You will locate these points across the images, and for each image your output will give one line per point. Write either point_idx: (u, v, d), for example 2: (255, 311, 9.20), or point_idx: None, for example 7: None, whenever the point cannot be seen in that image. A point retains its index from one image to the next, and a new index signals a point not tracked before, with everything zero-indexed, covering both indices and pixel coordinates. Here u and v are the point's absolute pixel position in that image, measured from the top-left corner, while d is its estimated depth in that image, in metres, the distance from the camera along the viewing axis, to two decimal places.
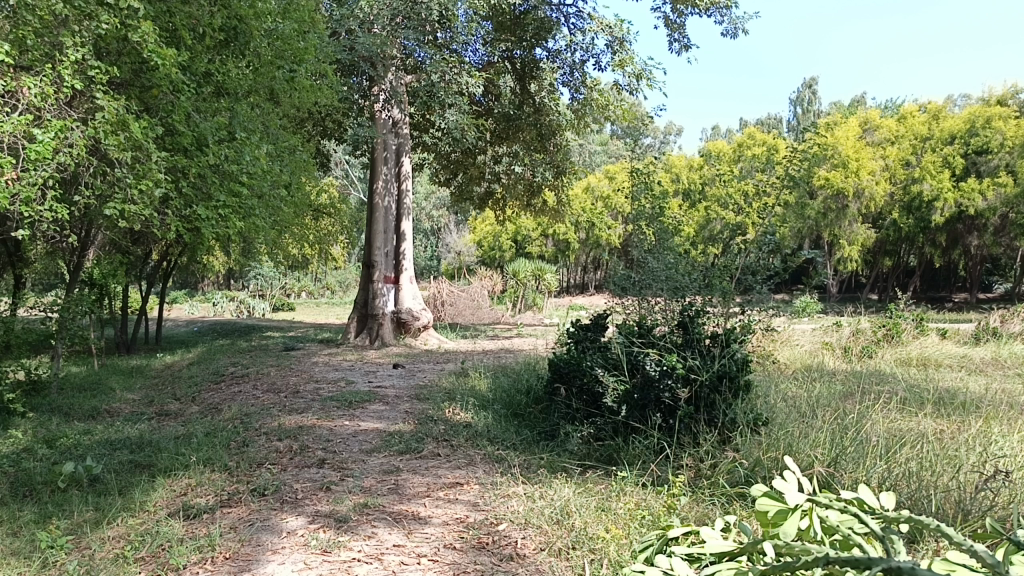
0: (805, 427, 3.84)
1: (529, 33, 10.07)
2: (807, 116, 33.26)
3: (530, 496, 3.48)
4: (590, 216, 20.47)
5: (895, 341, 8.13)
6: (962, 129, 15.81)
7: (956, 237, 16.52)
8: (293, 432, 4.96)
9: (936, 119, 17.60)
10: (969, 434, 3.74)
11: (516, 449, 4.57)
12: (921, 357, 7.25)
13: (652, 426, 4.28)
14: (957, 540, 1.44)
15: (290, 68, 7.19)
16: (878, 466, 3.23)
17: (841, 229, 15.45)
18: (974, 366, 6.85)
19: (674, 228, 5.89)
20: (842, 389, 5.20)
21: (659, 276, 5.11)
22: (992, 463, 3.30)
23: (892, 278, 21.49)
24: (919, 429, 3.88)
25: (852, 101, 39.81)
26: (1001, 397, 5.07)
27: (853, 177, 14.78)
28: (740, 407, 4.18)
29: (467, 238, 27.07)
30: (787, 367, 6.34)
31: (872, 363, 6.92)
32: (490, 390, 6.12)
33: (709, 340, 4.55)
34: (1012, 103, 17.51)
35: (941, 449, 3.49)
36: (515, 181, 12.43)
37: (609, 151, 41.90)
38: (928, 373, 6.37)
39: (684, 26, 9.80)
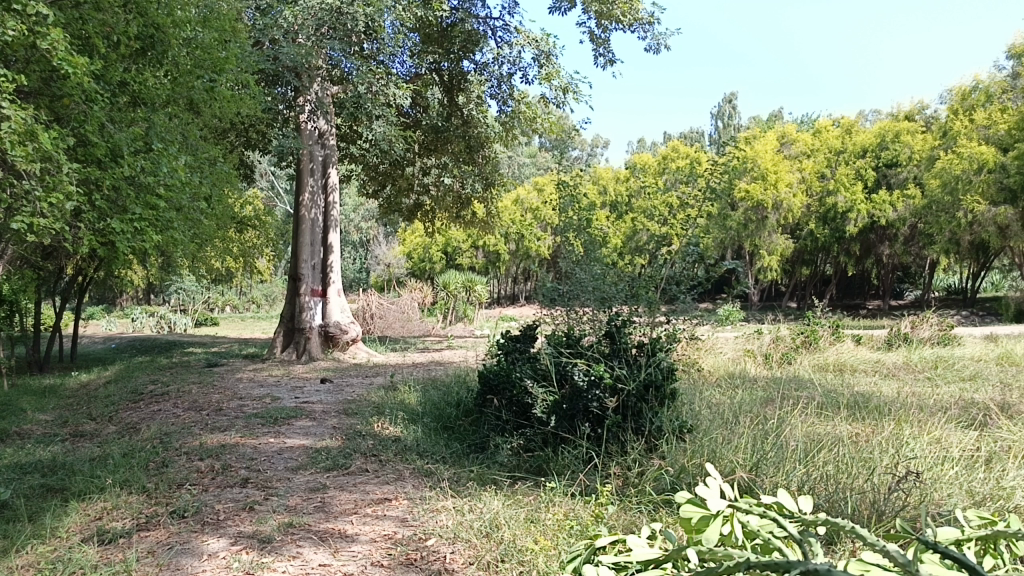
0: (727, 433, 3.94)
1: (456, 46, 10.12)
2: (727, 131, 34.50)
3: (459, 510, 3.46)
4: (519, 227, 20.55)
5: (812, 348, 8.41)
6: (873, 143, 16.49)
7: (869, 246, 17.17)
8: (215, 451, 4.82)
9: (849, 133, 18.25)
10: (883, 437, 3.86)
11: (445, 463, 4.54)
12: (837, 363, 7.50)
13: (580, 436, 4.33)
14: (870, 542, 1.49)
15: (210, 78, 6.98)
16: (796, 470, 3.35)
17: (762, 241, 15.83)
18: (886, 371, 7.12)
19: (600, 240, 5.99)
20: (763, 395, 5.34)
21: (586, 287, 5.17)
22: (904, 465, 3.40)
23: (811, 286, 22.19)
24: (835, 433, 4.00)
25: (772, 117, 41.31)
26: (911, 400, 5.28)
27: (772, 189, 15.23)
28: (666, 414, 4.27)
29: (396, 251, 26.88)
30: (712, 375, 6.49)
31: (792, 370, 7.11)
32: (419, 403, 6.07)
33: (635, 349, 4.64)
34: (919, 118, 18.37)
35: (856, 452, 3.60)
36: (443, 193, 12.40)
37: (536, 164, 42.33)
38: (844, 378, 6.58)
39: (608, 41, 9.96)
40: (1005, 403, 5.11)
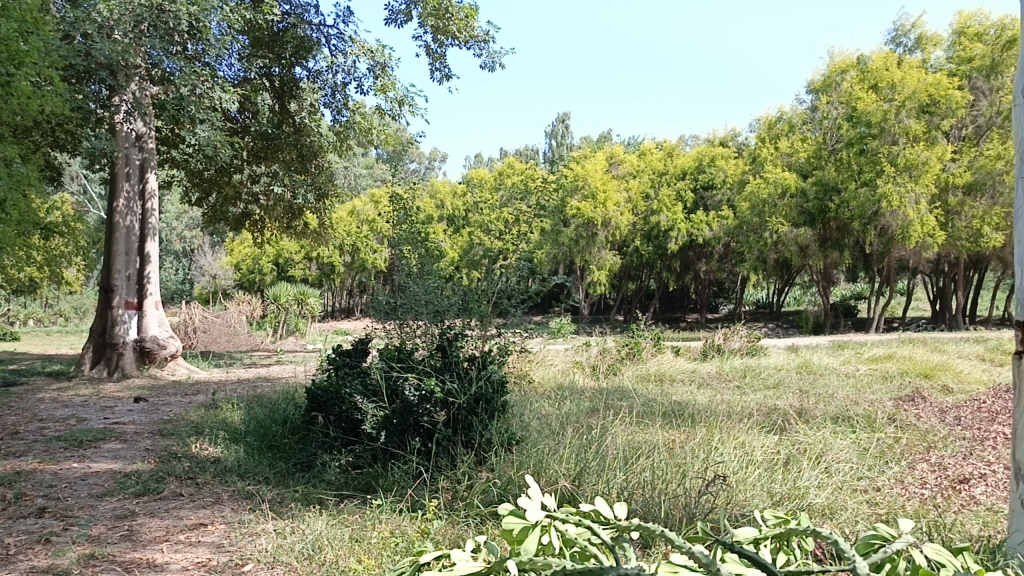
0: (553, 444, 4.04)
1: (288, 52, 9.86)
2: (559, 150, 35.65)
3: (280, 532, 3.33)
4: (354, 239, 20.19)
5: (636, 359, 8.81)
6: (692, 166, 17.56)
7: (688, 263, 18.25)
8: (6, 479, 4.38)
9: (671, 156, 19.35)
10: (696, 443, 4.09)
11: (268, 483, 4.37)
12: (657, 373, 7.90)
13: (410, 451, 4.30)
14: (678, 544, 1.57)
15: (8, 72, 6.38)
16: (617, 477, 3.48)
17: (592, 256, 16.23)
18: (701, 380, 7.57)
19: (434, 253, 6.00)
20: (588, 406, 5.52)
21: (419, 300, 5.13)
22: (713, 469, 3.62)
23: (636, 300, 23.28)
24: (653, 441, 4.20)
25: (601, 138, 43.10)
26: (722, 407, 5.64)
27: (601, 207, 15.85)
28: (495, 426, 4.33)
29: (223, 262, 25.63)
30: (542, 387, 6.64)
31: (616, 380, 7.42)
32: (242, 422, 5.80)
33: (466, 363, 4.68)
34: (732, 145, 19.79)
35: (672, 458, 3.80)
36: (273, 202, 11.99)
37: (373, 176, 41.89)
38: (664, 388, 6.94)
39: (444, 56, 10.02)
40: (803, 409, 5.56)
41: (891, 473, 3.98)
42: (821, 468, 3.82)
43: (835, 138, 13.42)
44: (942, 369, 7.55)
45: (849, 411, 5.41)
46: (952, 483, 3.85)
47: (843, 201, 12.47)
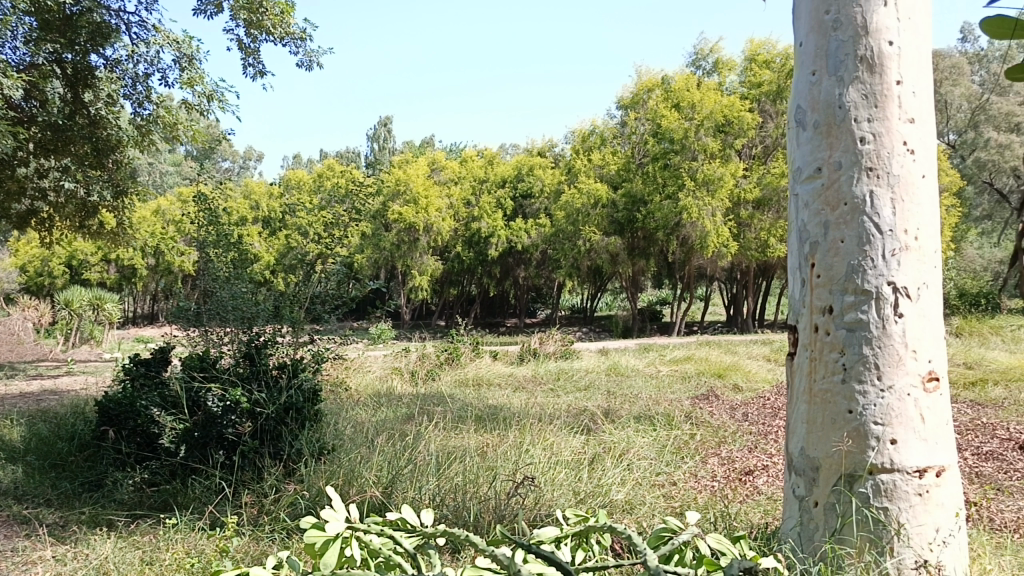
0: (364, 452, 3.98)
1: (81, 37, 9.09)
2: (381, 153, 35.30)
3: (59, 560, 3.05)
4: (159, 241, 18.93)
5: (454, 364, 8.87)
6: (511, 174, 17.96)
7: (508, 269, 18.63)
8: None
9: (491, 164, 19.70)
10: (507, 447, 4.16)
11: (49, 507, 3.99)
12: (475, 378, 7.99)
13: (213, 465, 4.08)
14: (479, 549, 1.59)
15: None
16: (428, 483, 3.46)
17: (413, 261, 16.13)
18: (517, 383, 7.74)
19: (243, 257, 5.74)
20: (405, 412, 5.49)
21: (225, 306, 4.85)
22: (522, 471, 3.70)
23: (458, 306, 23.47)
24: (466, 446, 4.23)
25: (424, 143, 43.12)
26: (534, 410, 5.79)
27: (423, 213, 15.82)
28: (305, 436, 4.22)
29: (4, 264, 23.17)
30: (358, 394, 6.53)
31: (434, 386, 7.43)
32: (22, 440, 5.27)
33: (276, 371, 4.52)
34: (550, 155, 20.44)
35: (483, 461, 3.85)
36: (65, 200, 11.00)
37: (181, 174, 39.50)
38: (481, 392, 7.03)
39: (258, 52, 9.61)
40: (609, 409, 5.82)
41: (685, 467, 4.25)
42: (623, 465, 4.01)
43: (642, 153, 14.19)
44: (734, 369, 8.17)
45: (651, 410, 5.72)
46: (738, 475, 4.17)
47: (649, 212, 13.27)
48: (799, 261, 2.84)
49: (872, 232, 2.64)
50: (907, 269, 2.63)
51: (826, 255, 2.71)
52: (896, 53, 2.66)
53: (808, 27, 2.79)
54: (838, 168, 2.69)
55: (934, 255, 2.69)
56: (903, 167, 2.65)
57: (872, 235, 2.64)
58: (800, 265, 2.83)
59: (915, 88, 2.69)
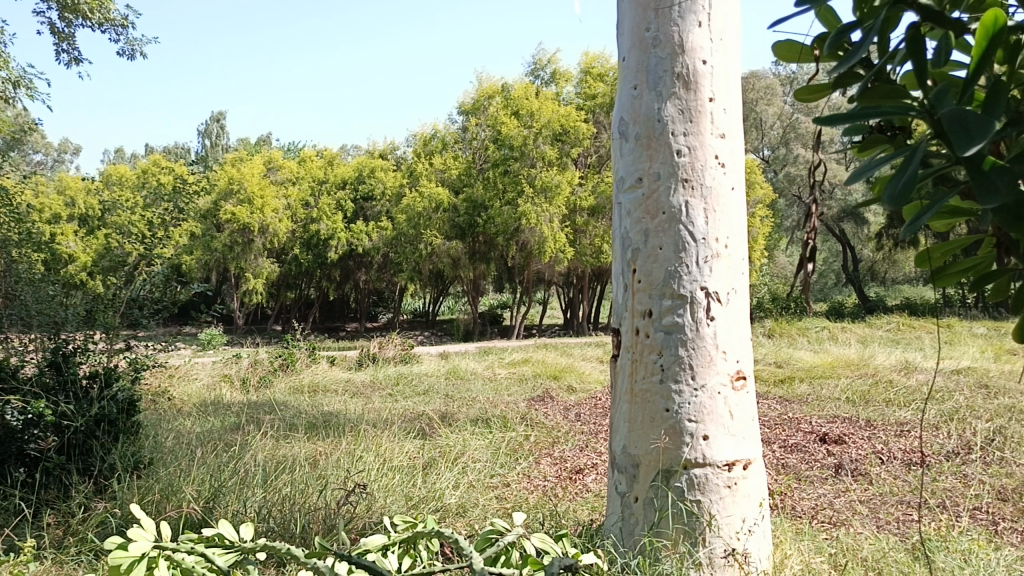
0: (185, 465, 3.77)
1: None
2: (212, 150, 33.72)
3: None
4: None
5: (288, 370, 8.59)
6: (351, 176, 17.65)
7: (348, 272, 18.29)
8: None
9: (331, 165, 19.28)
10: (339, 454, 4.08)
11: None
12: (310, 384, 7.77)
13: (11, 484, 3.73)
14: None
15: None
16: (254, 495, 3.33)
17: (247, 263, 15.49)
18: (354, 388, 7.60)
19: (51, 257, 5.29)
20: (233, 421, 5.26)
21: (30, 311, 4.33)
22: (354, 478, 3.64)
23: (296, 310, 22.79)
24: (296, 454, 4.11)
25: (260, 141, 41.60)
26: (370, 416, 5.71)
27: (258, 213, 15.23)
28: (120, 450, 3.95)
29: None
30: (183, 403, 6.19)
31: (267, 393, 7.16)
32: None
33: (87, 380, 4.20)
34: (391, 158, 20.27)
35: (313, 470, 3.75)
36: None
37: None
38: (316, 398, 6.85)
39: (72, 38, 8.91)
40: (446, 413, 5.83)
41: (519, 469, 4.32)
42: (457, 469, 4.03)
43: (483, 158, 14.33)
44: (569, 371, 8.42)
45: (487, 413, 5.78)
46: (569, 474, 4.30)
47: (490, 217, 13.46)
48: (621, 267, 2.95)
49: (687, 240, 2.79)
50: (718, 275, 2.81)
51: (646, 260, 2.84)
52: (708, 71, 2.83)
53: (630, 43, 2.91)
54: (657, 178, 2.83)
55: (741, 263, 2.89)
56: (714, 179, 2.83)
57: (687, 242, 2.80)
58: (623, 270, 2.95)
59: (725, 105, 2.87)
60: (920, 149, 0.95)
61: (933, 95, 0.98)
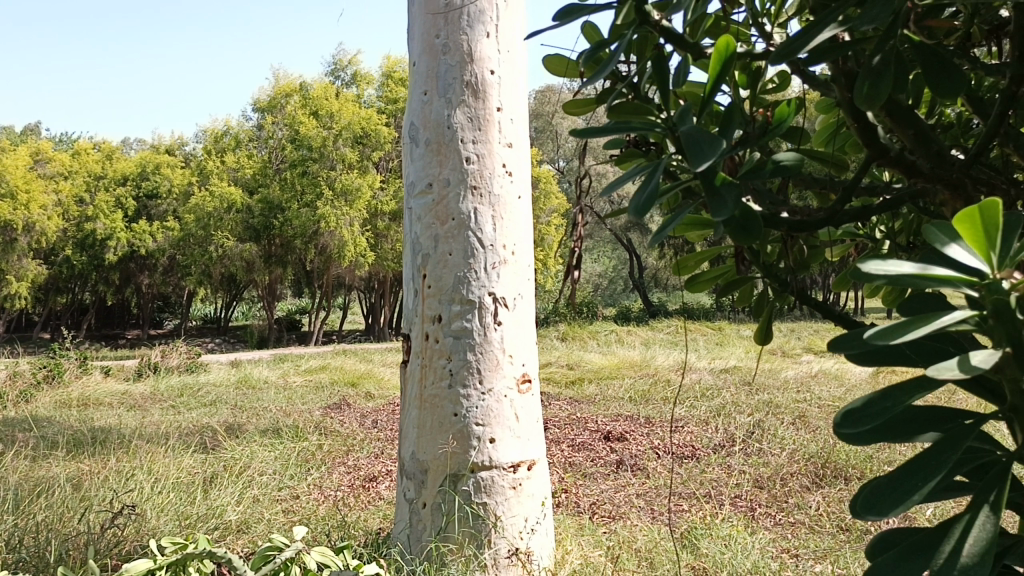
0: None
1: None
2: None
3: None
4: None
5: (55, 382, 7.81)
6: (133, 172, 16.40)
7: (129, 275, 16.98)
8: None
9: (109, 159, 17.80)
10: (107, 474, 3.74)
11: None
12: (80, 398, 7.10)
13: None
14: None
15: None
16: (4, 523, 2.97)
17: (8, 264, 13.94)
18: (132, 401, 7.03)
19: None
20: None
21: None
22: (124, 499, 3.35)
23: (67, 315, 20.80)
24: (58, 476, 3.73)
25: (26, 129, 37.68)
26: (148, 430, 5.31)
27: (23, 210, 13.74)
28: None
29: None
30: None
31: (28, 409, 6.46)
32: None
33: None
34: (178, 154, 19.05)
35: (78, 493, 3.42)
36: None
37: None
38: (87, 413, 6.26)
39: None
40: (233, 425, 5.53)
41: (309, 480, 4.18)
42: (241, 483, 3.84)
43: (279, 158, 13.78)
44: (366, 377, 8.29)
45: (279, 423, 5.55)
46: (363, 483, 4.23)
47: (286, 219, 13.02)
48: (410, 272, 2.94)
49: (475, 246, 2.84)
50: (504, 281, 2.88)
51: (436, 266, 2.85)
52: (496, 82, 2.89)
53: (420, 48, 2.90)
54: (447, 185, 2.84)
55: (527, 269, 2.98)
56: (502, 188, 2.89)
57: (476, 249, 2.84)
58: (412, 276, 2.93)
59: (512, 115, 2.94)
60: (662, 162, 1.00)
61: (675, 113, 1.04)
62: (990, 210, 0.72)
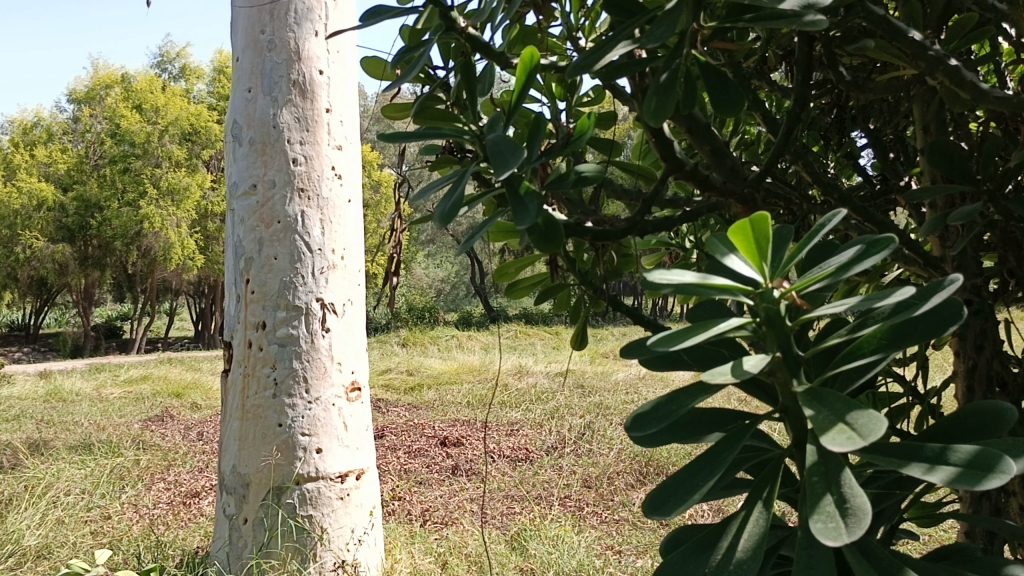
0: None
1: None
2: None
3: None
4: None
5: None
6: None
7: None
8: None
9: None
10: None
11: None
12: None
13: None
14: None
15: None
16: None
17: None
18: None
19: None
20: None
21: None
22: None
23: None
24: None
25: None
26: None
27: None
28: None
29: None
30: None
31: None
32: None
33: None
34: None
35: None
36: None
37: None
38: None
39: None
40: (38, 441, 5.10)
41: (123, 498, 3.92)
42: (44, 505, 3.54)
43: (97, 153, 12.85)
44: (193, 387, 7.89)
45: (91, 438, 5.17)
46: (183, 499, 4.02)
47: (105, 219, 12.18)
48: (233, 276, 2.88)
49: (302, 250, 2.83)
50: (333, 287, 2.90)
51: (260, 270, 2.81)
52: (325, 82, 2.88)
53: (244, 43, 2.84)
54: (272, 186, 2.80)
55: (356, 275, 3.02)
56: (331, 190, 2.90)
57: (302, 253, 2.84)
58: (234, 280, 2.88)
59: (342, 117, 2.95)
60: (470, 170, 1.00)
61: (484, 122, 1.04)
62: (762, 222, 0.78)
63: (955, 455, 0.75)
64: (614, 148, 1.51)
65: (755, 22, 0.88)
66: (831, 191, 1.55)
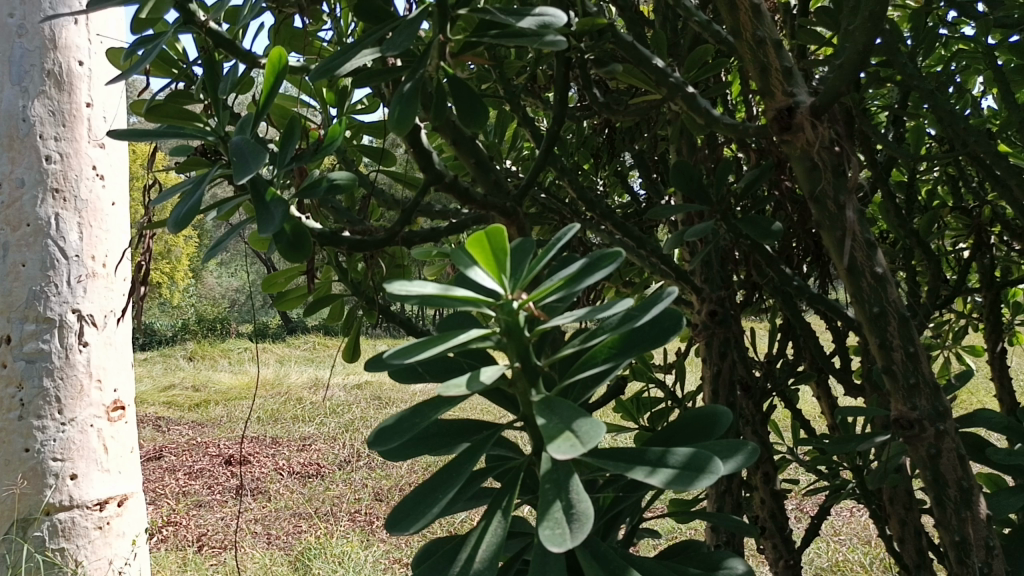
0: None
1: None
2: None
3: None
4: None
5: None
6: None
7: None
8: None
9: None
10: None
11: None
12: None
13: None
14: None
15: None
16: None
17: None
18: None
19: None
20: None
21: None
22: None
23: None
24: None
25: None
26: None
27: None
28: None
29: None
30: None
31: None
32: None
33: None
34: None
35: None
36: None
37: None
38: None
39: None
40: None
41: None
42: None
43: None
44: None
45: None
46: None
47: None
48: None
49: (55, 256, 3.00)
50: (90, 296, 3.10)
51: (7, 277, 2.95)
52: (85, 74, 3.00)
53: None
54: (22, 185, 2.93)
55: (116, 282, 3.21)
56: (91, 190, 3.09)
57: (56, 259, 3.01)
58: None
59: (104, 113, 3.08)
60: (210, 174, 0.94)
61: (230, 124, 0.99)
62: (498, 234, 0.80)
63: (672, 457, 0.80)
64: (387, 158, 1.49)
65: (501, 39, 0.88)
66: (595, 207, 1.64)
